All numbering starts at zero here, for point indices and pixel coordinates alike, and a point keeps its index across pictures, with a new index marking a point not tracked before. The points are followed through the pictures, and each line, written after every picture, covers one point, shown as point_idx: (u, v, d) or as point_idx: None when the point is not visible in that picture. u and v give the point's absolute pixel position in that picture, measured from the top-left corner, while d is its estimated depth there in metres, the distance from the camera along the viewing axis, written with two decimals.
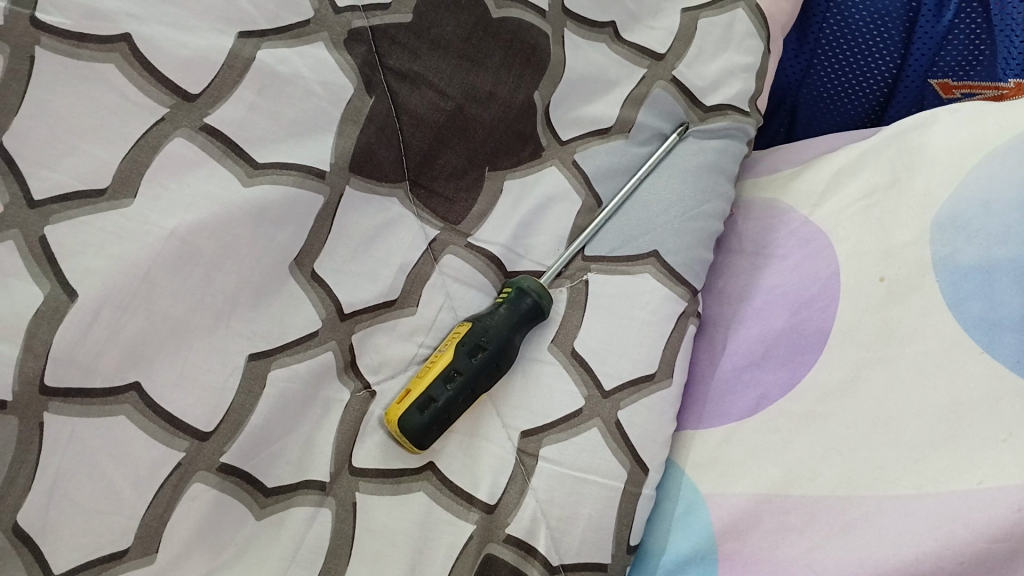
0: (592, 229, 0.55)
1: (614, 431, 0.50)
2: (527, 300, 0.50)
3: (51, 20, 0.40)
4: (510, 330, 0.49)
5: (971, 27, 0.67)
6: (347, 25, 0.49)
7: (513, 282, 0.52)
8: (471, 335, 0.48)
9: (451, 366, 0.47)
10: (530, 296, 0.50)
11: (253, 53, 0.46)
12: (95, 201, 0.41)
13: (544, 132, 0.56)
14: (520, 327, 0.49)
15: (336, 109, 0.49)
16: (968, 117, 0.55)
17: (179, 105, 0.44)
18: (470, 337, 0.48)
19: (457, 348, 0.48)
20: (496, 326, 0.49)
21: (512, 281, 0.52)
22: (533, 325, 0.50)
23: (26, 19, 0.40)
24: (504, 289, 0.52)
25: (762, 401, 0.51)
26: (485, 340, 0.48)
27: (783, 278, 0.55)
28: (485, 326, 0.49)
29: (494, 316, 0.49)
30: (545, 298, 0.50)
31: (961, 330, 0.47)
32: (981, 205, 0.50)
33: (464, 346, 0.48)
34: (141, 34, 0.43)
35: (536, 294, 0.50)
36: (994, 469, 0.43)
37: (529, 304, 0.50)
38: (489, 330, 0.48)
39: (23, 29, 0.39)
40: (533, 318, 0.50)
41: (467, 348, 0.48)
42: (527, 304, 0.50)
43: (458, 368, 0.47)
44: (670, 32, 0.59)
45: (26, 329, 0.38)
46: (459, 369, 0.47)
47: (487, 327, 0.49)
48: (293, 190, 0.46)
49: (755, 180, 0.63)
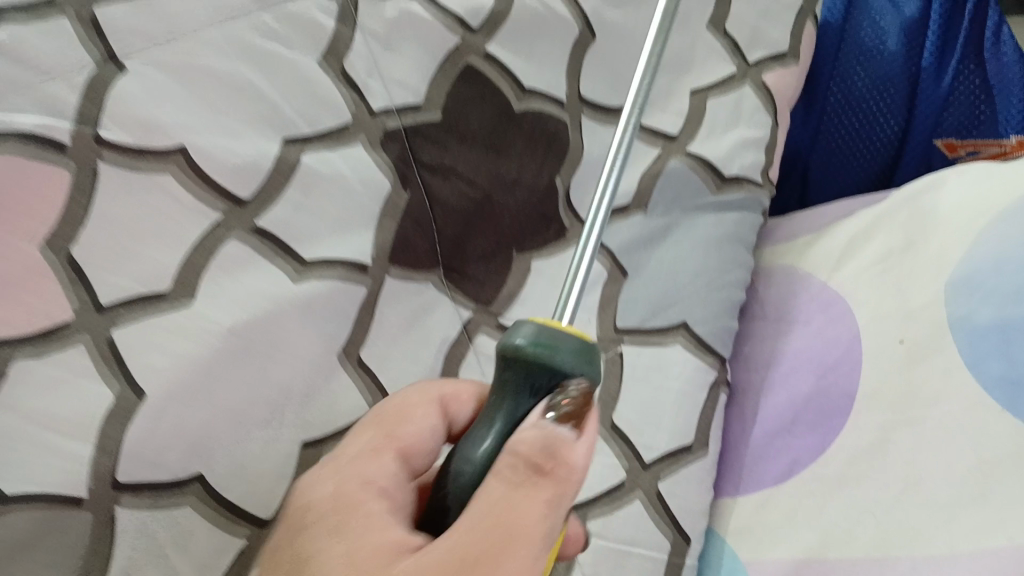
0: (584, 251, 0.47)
1: (655, 503, 0.52)
2: (532, 367, 0.39)
3: (112, 136, 0.44)
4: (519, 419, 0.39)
5: (969, 90, 0.73)
6: (382, 126, 0.54)
7: (510, 343, 0.39)
8: (453, 454, 0.39)
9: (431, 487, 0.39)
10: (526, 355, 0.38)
11: (298, 158, 0.50)
12: (158, 303, 0.44)
13: (566, 212, 0.59)
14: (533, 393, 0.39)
15: (375, 204, 0.53)
16: (970, 181, 0.57)
17: (232, 209, 0.48)
18: (454, 444, 0.40)
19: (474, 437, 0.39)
20: (485, 415, 0.40)
21: (511, 341, 0.39)
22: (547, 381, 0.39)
23: (89, 136, 0.44)
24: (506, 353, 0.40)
25: (796, 466, 0.52)
26: (486, 426, 0.39)
27: (806, 344, 0.56)
28: (468, 431, 0.40)
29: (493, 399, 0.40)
30: (542, 351, 0.38)
31: (979, 389, 0.48)
32: (993, 260, 0.52)
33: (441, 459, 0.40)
34: (195, 145, 0.47)
35: (533, 350, 0.38)
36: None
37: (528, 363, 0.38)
38: (480, 422, 0.40)
39: (89, 145, 0.44)
40: (559, 376, 0.39)
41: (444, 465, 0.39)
42: (535, 372, 0.39)
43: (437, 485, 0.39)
44: (680, 113, 0.63)
45: (98, 428, 0.41)
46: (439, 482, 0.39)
47: (471, 432, 0.40)
48: (340, 284, 0.50)
49: (773, 248, 0.65)
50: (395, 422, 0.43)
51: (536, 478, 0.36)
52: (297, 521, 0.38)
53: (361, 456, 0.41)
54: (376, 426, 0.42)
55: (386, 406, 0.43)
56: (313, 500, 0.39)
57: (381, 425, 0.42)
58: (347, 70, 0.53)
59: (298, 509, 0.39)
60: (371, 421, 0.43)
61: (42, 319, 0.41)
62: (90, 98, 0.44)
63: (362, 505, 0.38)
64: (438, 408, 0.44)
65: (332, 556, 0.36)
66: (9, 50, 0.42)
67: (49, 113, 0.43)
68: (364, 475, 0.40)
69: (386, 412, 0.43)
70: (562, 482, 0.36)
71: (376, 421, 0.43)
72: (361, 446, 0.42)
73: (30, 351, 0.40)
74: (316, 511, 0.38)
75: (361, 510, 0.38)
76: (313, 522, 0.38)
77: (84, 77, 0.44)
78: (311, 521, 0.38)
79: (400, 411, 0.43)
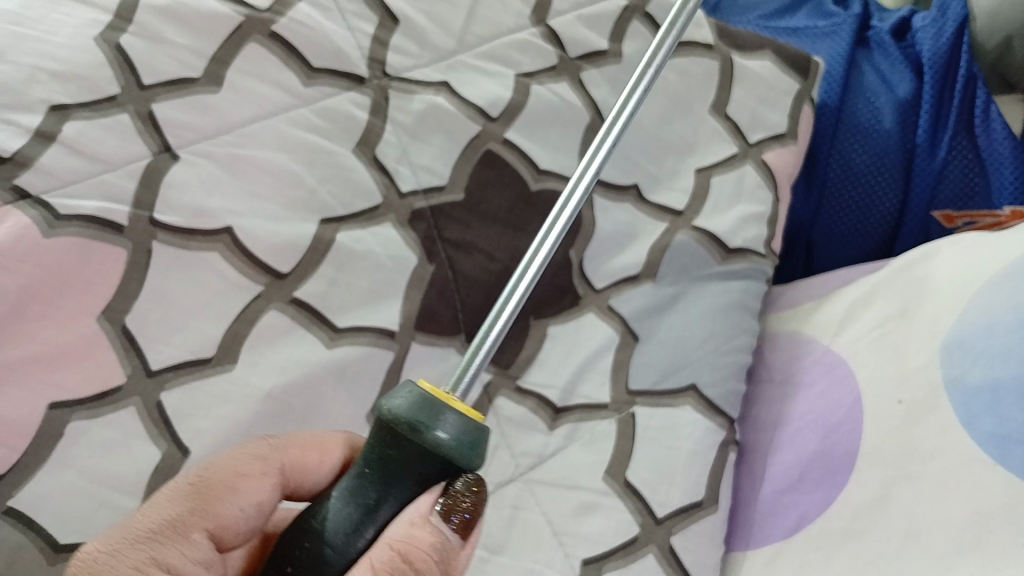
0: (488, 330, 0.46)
1: (668, 556, 0.56)
2: (413, 449, 0.39)
3: (166, 219, 0.52)
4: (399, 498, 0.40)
5: (963, 163, 0.77)
6: (410, 207, 0.59)
7: (388, 412, 0.39)
8: (319, 526, 0.40)
9: (283, 560, 0.40)
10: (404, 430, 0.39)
11: (333, 236, 0.56)
12: (204, 368, 0.52)
13: (580, 283, 0.63)
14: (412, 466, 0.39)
15: (403, 277, 0.58)
16: (964, 250, 0.60)
17: (273, 282, 0.55)
18: (318, 516, 0.41)
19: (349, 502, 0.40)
20: (357, 489, 0.40)
21: (387, 410, 0.39)
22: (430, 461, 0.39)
23: (145, 220, 0.52)
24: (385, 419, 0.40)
25: (803, 521, 0.55)
26: (359, 505, 0.40)
27: (810, 405, 0.60)
28: (337, 505, 0.41)
29: (363, 474, 0.40)
30: (421, 431, 0.39)
31: (974, 445, 0.51)
32: (985, 328, 0.54)
33: (297, 529, 0.41)
34: (241, 227, 0.54)
35: (409, 424, 0.39)
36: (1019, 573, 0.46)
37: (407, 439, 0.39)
38: (350, 498, 0.40)
39: (144, 228, 0.52)
40: (443, 462, 0.39)
41: (306, 538, 0.40)
42: (415, 455, 0.39)
43: (293, 561, 0.40)
44: (686, 191, 0.68)
45: (146, 483, 0.49)
46: (301, 559, 0.40)
47: (339, 508, 0.40)
48: (370, 348, 0.56)
49: (779, 314, 0.69)
50: (216, 496, 0.41)
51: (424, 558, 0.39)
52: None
53: (168, 534, 0.39)
54: (189, 498, 0.41)
55: (208, 475, 0.42)
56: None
57: (199, 496, 0.41)
58: (379, 157, 0.59)
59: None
60: (177, 490, 0.41)
61: (98, 385, 0.49)
62: (146, 185, 0.52)
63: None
64: (278, 479, 0.44)
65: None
66: (76, 144, 0.51)
67: (110, 199, 0.51)
68: (165, 561, 0.38)
69: (208, 482, 0.42)
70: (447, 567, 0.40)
71: (179, 491, 0.41)
72: (165, 519, 0.40)
73: (88, 413, 0.49)
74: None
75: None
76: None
77: (141, 166, 0.52)
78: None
79: (223, 483, 0.42)
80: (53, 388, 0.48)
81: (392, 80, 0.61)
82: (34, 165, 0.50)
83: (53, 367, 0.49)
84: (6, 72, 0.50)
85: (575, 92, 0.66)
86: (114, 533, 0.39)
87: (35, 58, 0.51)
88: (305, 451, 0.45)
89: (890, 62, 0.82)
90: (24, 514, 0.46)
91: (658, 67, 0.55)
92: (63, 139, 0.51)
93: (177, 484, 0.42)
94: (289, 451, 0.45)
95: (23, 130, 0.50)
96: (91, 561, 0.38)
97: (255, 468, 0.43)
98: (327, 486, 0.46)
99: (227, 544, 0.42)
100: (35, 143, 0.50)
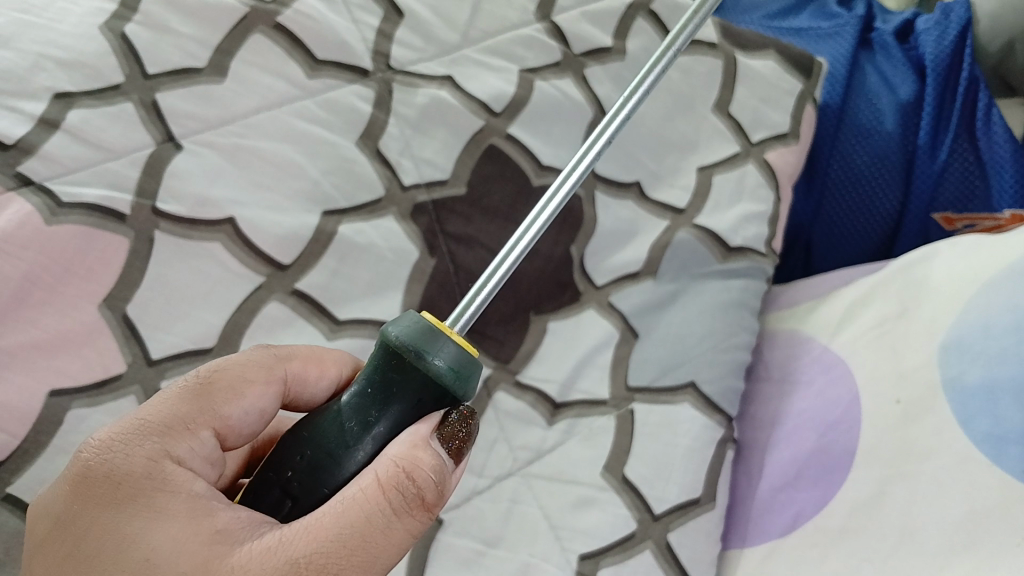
0: (480, 287, 0.47)
1: (665, 552, 0.56)
2: (415, 376, 0.40)
3: (168, 208, 0.53)
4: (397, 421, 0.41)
5: (963, 165, 0.77)
6: (412, 200, 0.59)
7: (391, 337, 0.40)
8: (322, 437, 0.40)
9: (283, 463, 0.41)
10: (409, 354, 0.40)
11: (335, 228, 0.57)
12: (204, 357, 0.52)
13: (580, 279, 0.63)
14: (412, 391, 0.40)
15: (404, 270, 0.58)
16: (964, 251, 0.60)
17: (274, 273, 0.55)
18: (320, 427, 0.41)
19: (347, 421, 0.41)
20: (360, 406, 0.41)
21: (390, 336, 0.40)
22: (430, 389, 0.40)
23: (148, 209, 0.52)
24: (387, 344, 0.40)
25: (799, 519, 0.56)
26: (361, 421, 0.40)
27: (808, 403, 0.60)
28: (339, 418, 0.41)
29: (365, 393, 0.41)
30: (422, 356, 0.40)
31: (970, 444, 0.51)
32: (982, 329, 0.54)
33: (298, 436, 0.41)
34: (242, 217, 0.54)
35: (414, 349, 0.40)
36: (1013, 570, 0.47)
37: (411, 363, 0.40)
38: (352, 413, 0.41)
39: (146, 217, 0.52)
40: (441, 391, 0.40)
41: (309, 447, 0.40)
42: (416, 381, 0.40)
43: (294, 467, 0.40)
44: (687, 189, 0.68)
45: None
46: (303, 466, 0.40)
47: (341, 420, 0.41)
48: (370, 340, 0.56)
49: (778, 313, 0.69)
50: (222, 396, 0.41)
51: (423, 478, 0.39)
52: (92, 495, 0.38)
53: (175, 428, 0.40)
54: (196, 396, 0.41)
55: (214, 375, 0.42)
56: (117, 471, 0.38)
57: (201, 394, 0.41)
58: (381, 150, 0.59)
59: (103, 481, 0.38)
60: (185, 388, 0.41)
61: (99, 372, 0.50)
62: (149, 174, 0.52)
63: (178, 483, 0.38)
64: (279, 387, 0.44)
65: (168, 536, 0.37)
66: (79, 132, 0.51)
67: (113, 187, 0.51)
68: (172, 455, 0.39)
69: (214, 382, 0.41)
70: (443, 489, 0.40)
71: (187, 389, 0.41)
72: (173, 414, 0.40)
73: (88, 401, 0.49)
74: (134, 484, 0.38)
75: (176, 491, 0.38)
76: (133, 497, 0.38)
77: (144, 155, 0.53)
78: (121, 496, 0.38)
79: (228, 385, 0.42)
80: (53, 374, 0.49)
81: (396, 73, 0.61)
82: (37, 152, 0.50)
83: (53, 353, 0.49)
84: (11, 60, 0.51)
85: (578, 89, 0.66)
86: (124, 423, 0.40)
87: (40, 45, 0.52)
88: (306, 364, 0.45)
89: (893, 63, 0.82)
90: (21, 500, 0.47)
91: (677, 51, 0.55)
92: (66, 126, 0.51)
93: (185, 382, 0.42)
94: (292, 362, 0.45)
95: (26, 117, 0.50)
96: (103, 448, 0.39)
97: (256, 371, 0.43)
98: (324, 399, 0.46)
99: (230, 443, 0.42)
100: (39, 129, 0.50)
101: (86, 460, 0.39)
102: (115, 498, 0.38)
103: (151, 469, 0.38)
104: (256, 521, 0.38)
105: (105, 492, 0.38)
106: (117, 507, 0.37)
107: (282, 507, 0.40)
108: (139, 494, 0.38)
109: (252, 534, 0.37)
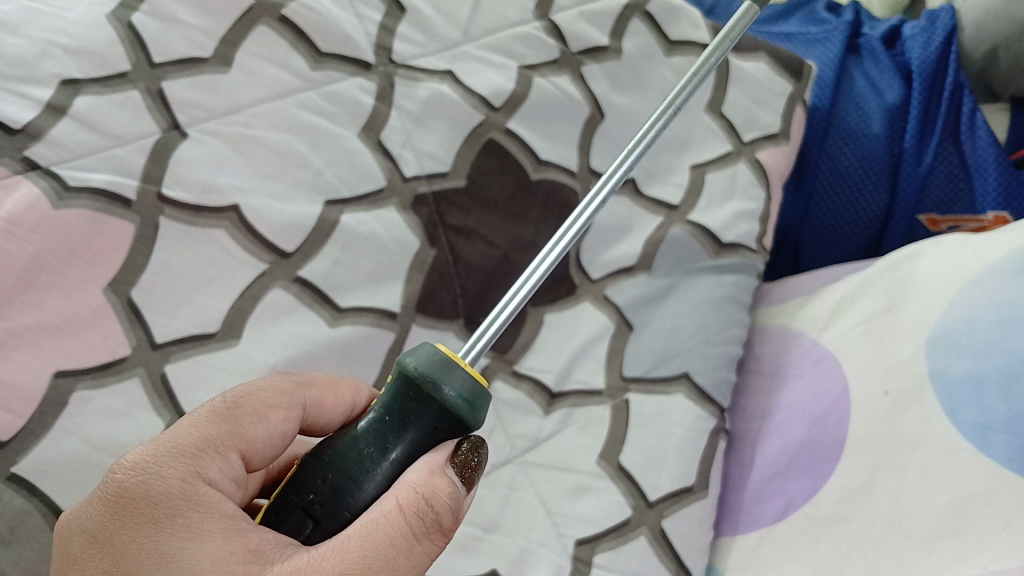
0: (503, 304, 0.49)
1: (658, 538, 0.58)
2: (431, 406, 0.41)
3: (174, 194, 0.53)
4: (415, 452, 0.42)
5: (949, 168, 0.79)
6: (413, 191, 0.60)
7: (406, 367, 0.42)
8: (342, 462, 0.41)
9: (305, 487, 0.42)
10: (426, 383, 0.41)
11: (338, 217, 0.57)
12: (208, 343, 0.53)
13: (576, 272, 0.64)
14: (427, 424, 0.42)
15: (404, 259, 0.59)
16: (949, 250, 0.62)
17: (277, 260, 0.56)
18: (341, 452, 0.42)
19: (365, 446, 0.42)
20: (378, 432, 0.42)
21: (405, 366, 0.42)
22: (444, 423, 0.42)
23: (153, 195, 0.53)
24: (404, 375, 0.42)
25: (789, 508, 0.58)
26: (379, 446, 0.42)
27: (798, 397, 0.62)
28: (356, 444, 0.42)
29: (383, 419, 0.42)
30: (435, 386, 0.41)
31: (958, 435, 0.53)
32: (968, 323, 0.56)
33: (319, 460, 0.42)
34: (246, 205, 0.55)
35: (428, 378, 0.41)
36: (998, 553, 0.48)
37: (428, 395, 0.41)
38: (370, 439, 0.42)
39: (152, 203, 0.53)
40: (455, 421, 0.42)
41: (330, 471, 0.41)
42: (432, 411, 0.42)
43: (316, 489, 0.41)
44: (681, 186, 0.69)
45: None
46: (325, 489, 0.41)
47: (359, 446, 0.42)
48: (371, 328, 0.57)
49: (767, 309, 0.71)
50: (248, 419, 0.42)
51: (438, 502, 0.40)
52: (127, 514, 0.39)
53: (206, 451, 0.40)
54: (224, 419, 0.41)
55: (240, 399, 0.42)
56: (151, 492, 0.39)
57: (226, 418, 0.42)
58: (383, 143, 0.60)
59: (139, 501, 0.39)
60: (212, 411, 0.42)
61: (104, 355, 0.50)
62: (154, 160, 0.53)
63: (210, 504, 0.39)
64: (300, 412, 0.44)
65: (203, 556, 0.37)
66: (87, 118, 0.52)
67: (119, 173, 0.52)
68: (203, 476, 0.40)
69: (241, 406, 0.42)
70: (458, 513, 0.42)
71: (214, 412, 0.42)
72: (202, 437, 0.41)
73: (92, 383, 0.50)
74: (169, 505, 0.39)
75: (210, 512, 0.39)
76: (168, 517, 0.38)
77: (150, 142, 0.53)
78: (156, 516, 0.38)
79: (254, 409, 0.42)
80: (59, 356, 0.49)
81: (398, 67, 0.62)
82: (44, 137, 0.50)
83: (58, 335, 0.49)
84: (19, 47, 0.51)
85: (576, 86, 0.67)
86: (155, 444, 0.40)
87: (48, 32, 0.52)
88: (323, 390, 0.46)
89: (881, 68, 0.83)
90: (27, 480, 0.47)
91: (678, 108, 0.57)
92: (73, 112, 0.51)
93: (212, 405, 0.42)
94: (310, 388, 0.45)
95: (34, 103, 0.51)
96: (136, 469, 0.39)
97: (276, 396, 0.43)
98: (339, 425, 0.47)
99: (253, 466, 0.43)
100: (46, 115, 0.51)
101: (120, 480, 0.39)
102: (150, 518, 0.38)
103: (182, 491, 0.39)
104: (283, 543, 0.39)
105: (140, 511, 0.39)
106: (152, 527, 0.38)
107: (303, 530, 0.41)
108: (171, 515, 0.38)
109: (281, 555, 0.38)
